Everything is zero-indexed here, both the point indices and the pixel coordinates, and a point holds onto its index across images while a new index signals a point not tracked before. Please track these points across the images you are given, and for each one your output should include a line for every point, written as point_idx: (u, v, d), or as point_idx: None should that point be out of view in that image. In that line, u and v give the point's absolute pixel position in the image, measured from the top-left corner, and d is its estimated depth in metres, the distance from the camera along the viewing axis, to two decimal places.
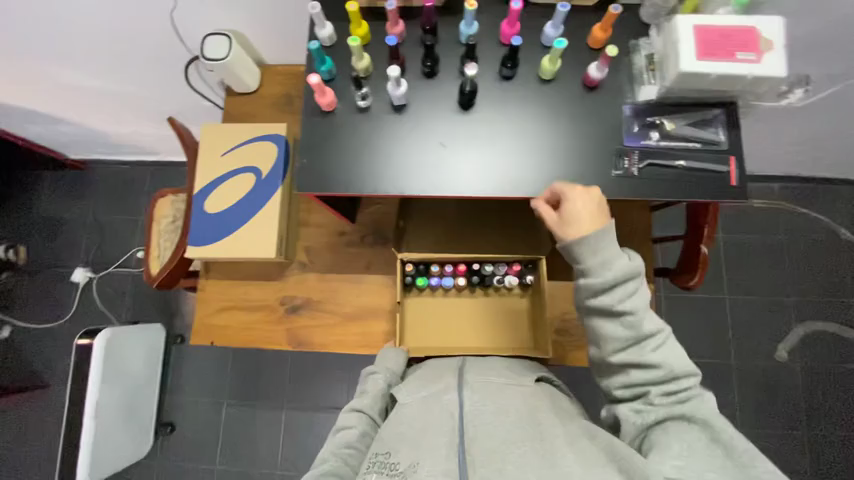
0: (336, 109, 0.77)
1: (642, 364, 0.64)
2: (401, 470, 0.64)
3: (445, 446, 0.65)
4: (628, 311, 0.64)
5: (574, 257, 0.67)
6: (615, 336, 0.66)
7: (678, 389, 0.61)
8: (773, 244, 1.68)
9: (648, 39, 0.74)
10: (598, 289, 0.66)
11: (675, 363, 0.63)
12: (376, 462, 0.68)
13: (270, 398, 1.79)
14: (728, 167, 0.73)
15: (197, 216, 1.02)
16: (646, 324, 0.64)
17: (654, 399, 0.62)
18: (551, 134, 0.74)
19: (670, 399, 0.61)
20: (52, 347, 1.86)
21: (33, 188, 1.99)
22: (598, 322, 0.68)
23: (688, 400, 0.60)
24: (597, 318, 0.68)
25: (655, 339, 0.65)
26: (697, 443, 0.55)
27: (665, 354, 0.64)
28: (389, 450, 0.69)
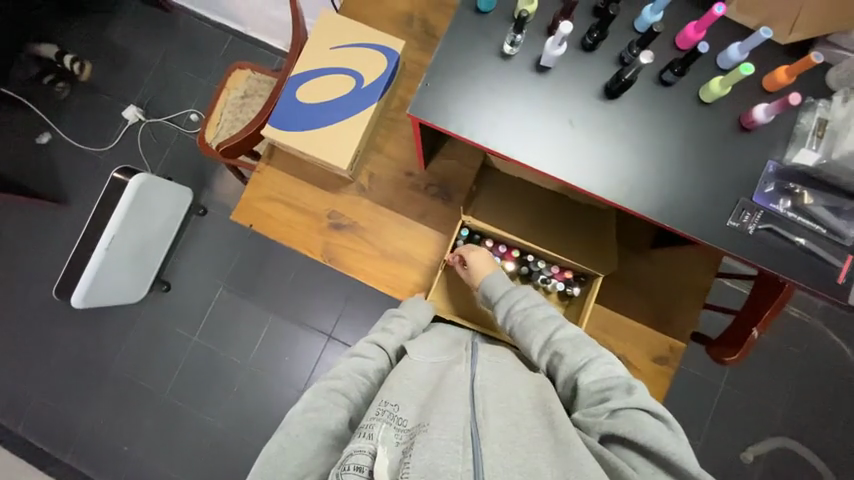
0: (478, 46, 0.73)
1: (558, 355, 0.73)
2: (410, 428, 0.61)
3: (463, 418, 0.59)
4: (525, 314, 0.79)
5: (482, 289, 0.87)
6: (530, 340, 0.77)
7: (594, 370, 0.70)
8: (791, 356, 1.67)
9: (828, 103, 0.68)
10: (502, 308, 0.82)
11: (586, 350, 0.72)
12: (383, 412, 0.63)
13: (264, 300, 1.82)
14: (843, 263, 0.68)
15: (286, 100, 1.00)
16: (543, 322, 0.77)
17: (581, 387, 0.69)
18: (681, 157, 0.70)
19: (592, 381, 0.69)
20: (84, 170, 1.88)
21: (114, 11, 1.94)
22: (516, 336, 0.79)
23: (604, 379, 0.68)
24: (523, 340, 0.78)
25: (557, 331, 0.76)
26: (629, 444, 0.62)
27: (578, 344, 0.73)
28: (397, 403, 0.65)
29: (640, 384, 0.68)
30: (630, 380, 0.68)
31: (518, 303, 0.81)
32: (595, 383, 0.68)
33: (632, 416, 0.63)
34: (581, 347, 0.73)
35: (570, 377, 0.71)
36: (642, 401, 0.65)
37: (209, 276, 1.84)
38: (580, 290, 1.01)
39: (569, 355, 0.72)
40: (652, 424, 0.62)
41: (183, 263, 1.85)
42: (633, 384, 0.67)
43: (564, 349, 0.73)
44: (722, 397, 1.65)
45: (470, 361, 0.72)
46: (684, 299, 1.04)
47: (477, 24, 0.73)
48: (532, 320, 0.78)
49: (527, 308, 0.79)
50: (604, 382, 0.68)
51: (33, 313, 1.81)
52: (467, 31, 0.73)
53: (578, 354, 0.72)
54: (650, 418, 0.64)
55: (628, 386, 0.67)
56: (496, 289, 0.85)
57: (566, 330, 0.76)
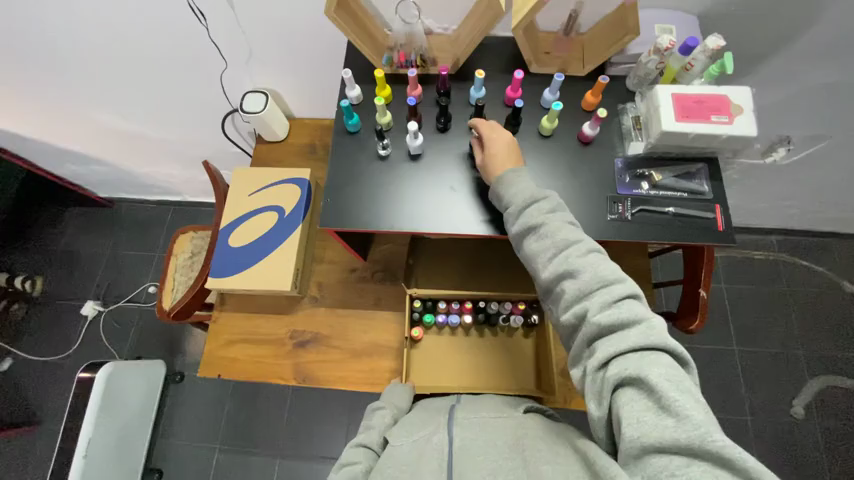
0: (359, 156, 0.88)
1: (573, 275, 0.65)
2: None
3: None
4: (541, 222, 0.70)
5: (493, 190, 0.77)
6: (541, 250, 0.70)
7: (615, 302, 0.61)
8: (775, 294, 1.72)
9: (634, 104, 0.86)
10: (515, 213, 0.73)
11: (608, 280, 0.63)
12: None
13: (266, 444, 1.71)
14: (714, 214, 0.80)
15: (221, 250, 1.09)
16: (562, 235, 0.68)
17: (592, 316, 0.61)
18: (551, 180, 0.83)
19: (609, 314, 0.60)
20: (50, 382, 1.83)
21: (57, 224, 2.08)
22: (528, 244, 0.72)
23: (626, 314, 0.59)
24: (531, 248, 0.71)
25: (576, 249, 0.66)
26: (650, 404, 0.53)
27: (597, 264, 0.64)
28: None
29: (660, 322, 0.58)
30: (650, 315, 0.59)
31: (535, 211, 0.71)
32: (608, 312, 0.60)
33: (643, 358, 0.55)
34: (599, 269, 0.64)
35: (579, 300, 0.64)
36: (659, 340, 0.56)
37: (201, 442, 1.73)
38: (539, 316, 1.07)
39: (585, 276, 0.64)
40: (664, 368, 0.54)
41: (171, 439, 1.74)
42: (651, 319, 0.58)
43: (580, 268, 0.64)
44: (739, 360, 1.64)
45: (448, 425, 0.72)
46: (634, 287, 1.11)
47: (353, 141, 0.88)
48: (550, 231, 0.69)
49: (545, 219, 0.70)
50: (617, 312, 0.60)
51: None
52: (347, 147, 0.88)
53: (594, 276, 0.63)
54: (666, 360, 0.55)
55: (644, 322, 0.58)
56: (509, 190, 0.74)
57: (585, 247, 0.67)
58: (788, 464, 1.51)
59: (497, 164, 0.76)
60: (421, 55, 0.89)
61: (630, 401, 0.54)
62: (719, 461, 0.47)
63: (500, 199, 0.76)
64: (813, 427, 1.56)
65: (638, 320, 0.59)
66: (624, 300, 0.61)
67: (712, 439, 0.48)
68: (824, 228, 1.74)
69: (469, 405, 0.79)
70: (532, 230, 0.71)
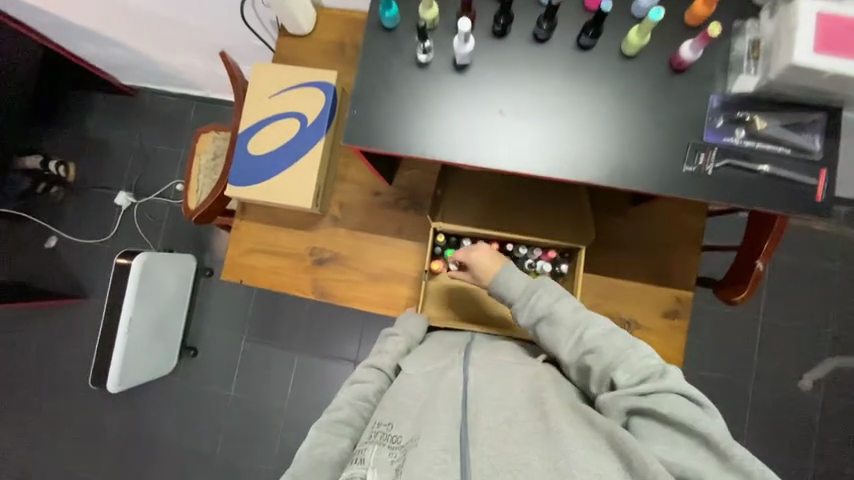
0: (395, 60, 0.74)
1: (589, 351, 0.68)
2: (403, 444, 0.63)
3: (450, 423, 0.62)
4: (547, 312, 0.74)
5: (499, 290, 0.82)
6: (557, 339, 0.72)
7: (632, 364, 0.64)
8: (829, 271, 1.58)
9: (756, 22, 0.66)
10: (525, 308, 0.77)
11: (619, 345, 0.66)
12: (377, 432, 0.66)
13: (287, 342, 1.86)
14: (817, 179, 0.65)
15: (240, 156, 1.03)
16: (569, 317, 0.72)
17: (618, 381, 0.63)
18: (622, 115, 0.69)
19: (630, 376, 0.63)
20: (94, 263, 1.98)
21: (84, 109, 2.04)
22: (542, 333, 0.75)
23: (641, 372, 0.63)
24: (549, 338, 0.73)
25: (586, 328, 0.70)
26: (676, 437, 0.58)
27: (611, 339, 0.67)
28: (391, 421, 0.67)
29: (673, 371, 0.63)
30: (663, 366, 0.63)
31: (541, 302, 0.76)
32: (624, 373, 0.64)
33: (665, 402, 0.60)
34: (613, 339, 0.67)
35: (604, 373, 0.66)
36: (675, 385, 0.60)
37: (229, 332, 1.89)
38: (569, 266, 0.99)
39: (603, 350, 0.67)
40: (684, 407, 0.59)
41: (202, 326, 1.91)
42: (664, 368, 0.62)
43: (595, 345, 0.68)
44: (766, 331, 1.58)
45: (464, 363, 0.73)
46: (681, 247, 1.01)
47: (389, 41, 0.74)
48: (558, 318, 0.73)
49: (552, 307, 0.74)
50: (637, 371, 0.63)
51: (78, 408, 1.89)
52: (383, 48, 0.74)
53: (608, 346, 0.67)
54: (685, 401, 0.60)
55: (659, 371, 0.63)
56: (515, 287, 0.80)
57: (594, 322, 0.71)
58: (784, 431, 1.53)
59: (486, 269, 0.86)
60: None
61: (657, 435, 0.58)
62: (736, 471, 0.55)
63: (504, 297, 0.81)
64: (822, 404, 1.54)
65: (653, 374, 0.63)
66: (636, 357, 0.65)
67: (728, 451, 0.55)
68: None
69: (486, 345, 0.80)
70: (544, 320, 0.75)
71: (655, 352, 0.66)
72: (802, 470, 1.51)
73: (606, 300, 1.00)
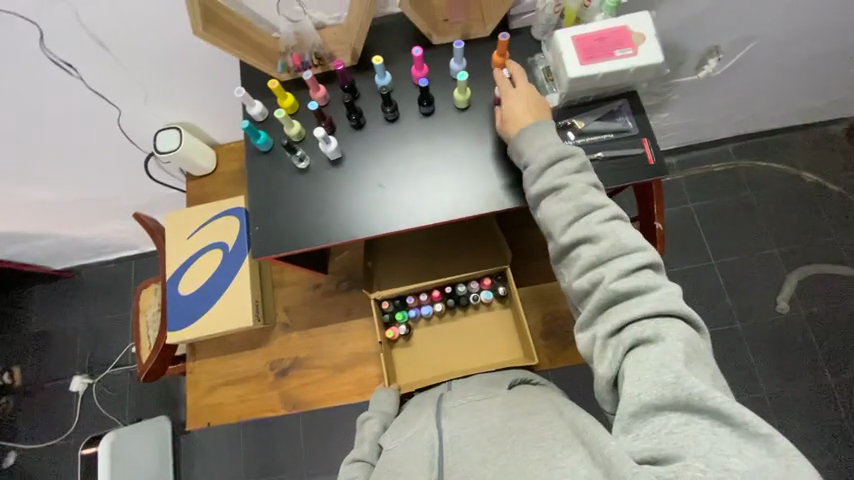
0: (280, 174, 0.84)
1: (591, 238, 0.63)
2: None
3: None
4: (565, 185, 0.66)
5: (518, 149, 0.73)
6: (561, 212, 0.66)
7: (633, 269, 0.60)
8: (741, 201, 1.75)
9: (542, 55, 0.83)
10: (538, 172, 0.69)
11: (631, 246, 0.61)
12: None
13: (289, 467, 1.71)
14: (643, 148, 0.79)
15: (173, 301, 1.06)
16: (590, 198, 0.65)
17: (608, 281, 0.60)
18: (476, 152, 0.81)
19: (625, 277, 0.60)
20: (59, 465, 1.79)
21: (19, 308, 1.99)
22: (546, 204, 0.69)
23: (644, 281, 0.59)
24: (551, 209, 0.67)
25: (601, 214, 0.64)
26: (658, 364, 0.53)
27: (619, 235, 0.62)
28: None
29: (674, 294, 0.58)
30: (664, 284, 0.59)
31: (560, 171, 0.67)
32: (624, 279, 0.60)
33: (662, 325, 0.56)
34: (620, 242, 0.62)
35: (595, 266, 0.63)
36: (669, 307, 0.57)
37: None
38: (507, 286, 1.06)
39: (605, 242, 0.62)
40: (676, 336, 0.55)
41: None
42: (665, 286, 0.58)
43: (601, 235, 0.63)
44: (719, 271, 1.69)
45: (437, 418, 0.70)
46: None
47: (269, 160, 0.84)
48: (573, 194, 0.66)
49: (572, 181, 0.66)
50: (634, 281, 0.59)
51: None
52: (266, 167, 0.84)
53: (620, 248, 0.62)
54: (677, 328, 0.56)
55: (658, 290, 0.58)
56: (534, 148, 0.70)
57: (608, 212, 0.64)
58: (781, 356, 1.58)
59: (517, 117, 0.73)
60: (315, 53, 0.85)
61: (639, 364, 0.55)
62: (717, 419, 0.49)
63: (519, 156, 0.72)
64: (799, 317, 1.62)
65: (656, 288, 0.59)
66: (645, 271, 0.60)
67: (699, 398, 0.49)
68: (773, 125, 1.76)
69: (458, 391, 0.79)
70: (555, 191, 0.68)
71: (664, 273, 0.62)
72: (815, 386, 1.54)
73: (553, 304, 1.05)
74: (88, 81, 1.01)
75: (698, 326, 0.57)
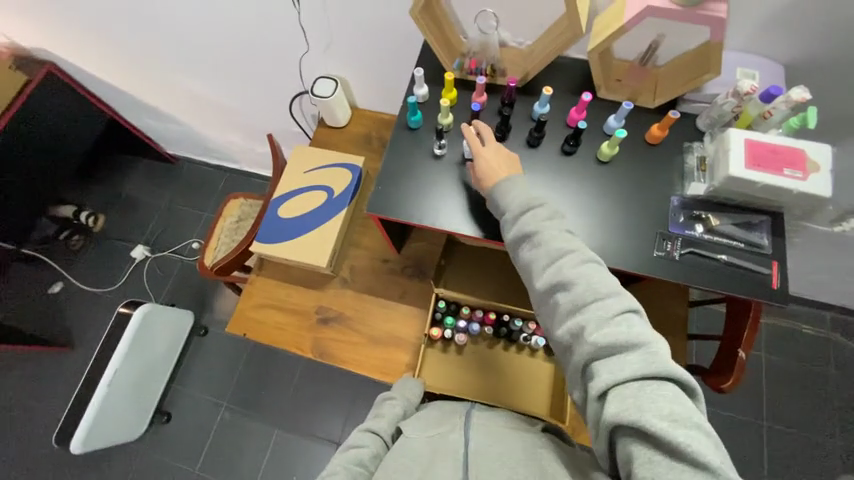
0: (416, 152, 0.91)
1: (569, 294, 0.63)
2: None
3: None
4: (534, 232, 0.69)
5: (494, 199, 0.76)
6: (537, 268, 0.68)
7: (614, 329, 0.57)
8: (822, 376, 1.58)
9: (701, 145, 0.85)
10: (511, 223, 0.72)
11: (599, 295, 0.61)
12: None
13: (269, 410, 1.76)
14: (770, 270, 0.76)
15: (270, 218, 1.17)
16: (558, 251, 0.66)
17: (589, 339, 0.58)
18: (600, 204, 0.83)
19: (606, 340, 0.57)
20: (93, 311, 1.98)
21: (126, 171, 2.27)
22: (524, 255, 0.70)
23: (625, 343, 0.56)
24: (529, 257, 0.69)
25: (573, 268, 0.64)
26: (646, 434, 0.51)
27: (589, 276, 0.63)
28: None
29: (662, 345, 0.56)
30: (649, 338, 0.56)
31: (532, 220, 0.70)
32: (604, 331, 0.58)
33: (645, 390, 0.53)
34: (595, 289, 0.61)
35: (574, 317, 0.62)
36: (659, 369, 0.53)
37: (211, 396, 1.80)
38: None
39: (584, 299, 0.61)
40: (669, 399, 0.51)
41: (183, 387, 1.82)
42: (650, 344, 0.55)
43: (575, 289, 0.62)
44: (768, 435, 1.52)
45: (465, 428, 0.73)
46: (666, 332, 1.07)
47: (412, 136, 0.93)
48: (543, 242, 0.68)
49: (540, 230, 0.68)
50: (620, 338, 0.57)
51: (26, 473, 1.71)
52: (406, 142, 0.92)
53: (591, 296, 0.61)
54: (661, 387, 0.53)
55: (644, 346, 0.55)
56: (510, 201, 0.73)
57: (583, 263, 0.64)
58: None
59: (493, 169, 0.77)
60: (492, 65, 0.93)
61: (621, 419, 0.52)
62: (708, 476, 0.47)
63: (495, 204, 0.76)
64: None
65: (634, 343, 0.56)
66: (623, 322, 0.58)
67: (691, 452, 0.47)
68: None
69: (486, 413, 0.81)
70: (529, 240, 0.70)
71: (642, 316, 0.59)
72: None
73: None
74: (303, 21, 1.12)
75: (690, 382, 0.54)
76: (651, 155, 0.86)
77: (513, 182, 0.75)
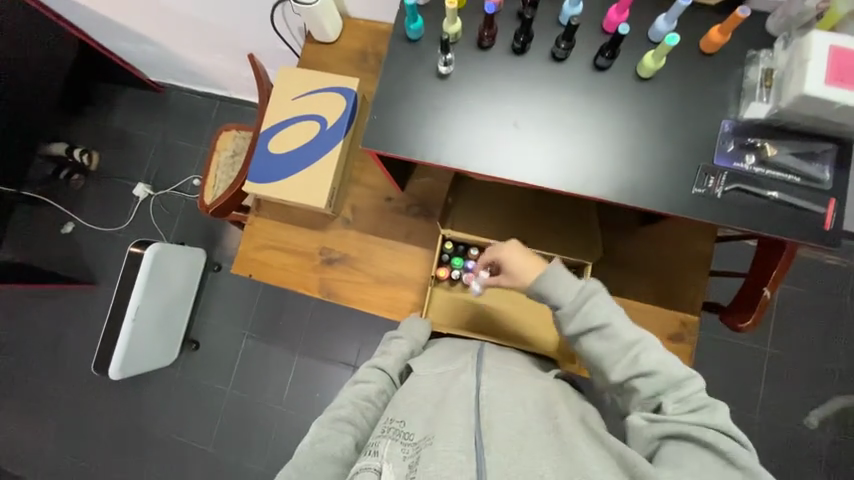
0: (417, 71, 0.77)
1: (643, 373, 0.65)
2: (416, 441, 0.62)
3: (465, 424, 0.61)
4: (603, 324, 0.68)
5: (541, 293, 0.74)
6: (604, 352, 0.68)
7: (690, 398, 0.62)
8: (839, 307, 1.55)
9: (770, 52, 0.68)
10: (567, 316, 0.71)
11: (672, 368, 0.64)
12: (389, 428, 0.66)
13: (287, 340, 1.85)
14: (826, 208, 0.66)
15: (260, 154, 1.07)
16: (626, 333, 0.67)
17: (668, 407, 0.62)
18: (636, 132, 0.71)
19: (684, 407, 0.61)
20: (107, 250, 2.01)
21: (111, 102, 2.11)
22: (586, 344, 0.70)
23: (700, 408, 0.60)
24: (593, 346, 0.69)
25: (643, 348, 0.66)
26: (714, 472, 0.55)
27: (664, 359, 0.65)
28: (403, 419, 0.67)
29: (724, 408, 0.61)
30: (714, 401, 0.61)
31: (594, 311, 0.69)
32: (679, 396, 0.62)
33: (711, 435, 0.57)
34: (668, 367, 0.64)
35: (650, 398, 0.64)
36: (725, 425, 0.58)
37: (231, 328, 1.89)
38: None
39: (661, 376, 0.64)
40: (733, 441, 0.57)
41: (205, 319, 1.91)
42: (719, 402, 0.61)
43: (652, 369, 0.64)
44: (772, 363, 1.54)
45: (477, 370, 0.72)
46: (687, 269, 1.01)
47: (413, 51, 0.77)
48: (613, 332, 0.67)
49: (607, 319, 0.68)
50: (689, 397, 0.62)
51: (78, 392, 1.91)
52: (407, 59, 0.77)
53: (666, 372, 0.64)
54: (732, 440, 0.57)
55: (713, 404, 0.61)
56: (564, 292, 0.71)
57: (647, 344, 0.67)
58: (789, 468, 1.48)
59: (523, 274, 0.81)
60: None
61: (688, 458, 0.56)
62: None
63: (545, 297, 0.73)
64: (828, 444, 1.49)
65: (703, 407, 0.61)
66: (691, 393, 0.62)
67: None
68: None
69: (496, 355, 0.80)
70: (595, 332, 0.69)
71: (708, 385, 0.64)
72: None
73: None
74: None
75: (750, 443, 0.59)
76: (704, 68, 0.70)
77: (558, 277, 0.73)
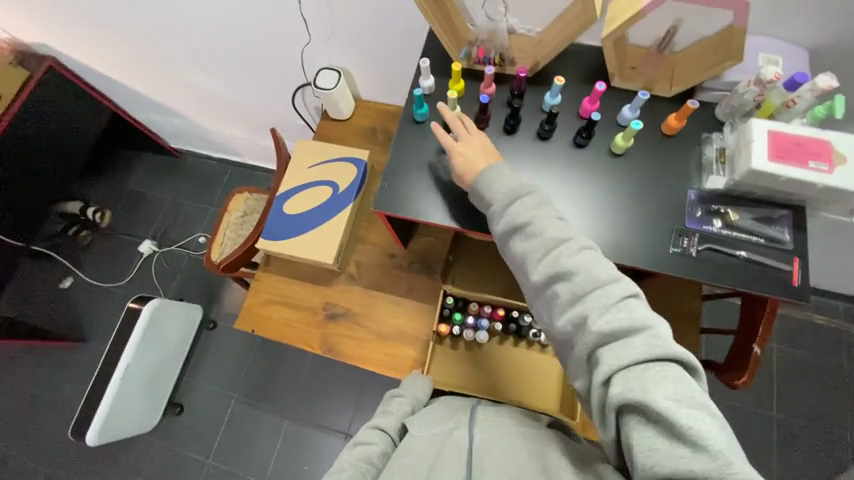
0: (420, 146, 0.89)
1: (566, 275, 0.60)
2: None
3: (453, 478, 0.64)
4: (527, 222, 0.66)
5: (479, 189, 0.73)
6: (530, 253, 0.64)
7: (621, 317, 0.55)
8: (837, 369, 1.55)
9: (721, 135, 0.81)
10: (505, 220, 0.68)
11: (594, 275, 0.58)
12: None
13: (278, 403, 1.77)
14: (791, 267, 0.74)
15: (275, 214, 1.16)
16: (551, 232, 0.63)
17: (592, 321, 0.56)
18: (613, 198, 0.80)
19: (611, 323, 0.54)
20: (103, 306, 2.01)
21: (131, 165, 2.26)
22: (515, 246, 0.67)
23: (632, 329, 0.54)
24: (520, 247, 0.67)
25: (569, 249, 0.62)
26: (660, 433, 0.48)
27: (588, 263, 0.60)
28: None
29: (663, 326, 0.54)
30: (650, 322, 0.54)
31: (522, 209, 0.67)
32: (609, 317, 0.55)
33: (652, 378, 0.50)
34: (592, 271, 0.59)
35: (575, 305, 0.59)
36: (664, 353, 0.51)
37: (220, 389, 1.82)
38: None
39: (580, 278, 0.59)
40: (670, 380, 0.49)
41: (194, 380, 1.84)
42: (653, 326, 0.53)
43: (572, 269, 0.60)
44: (781, 429, 1.50)
45: (470, 425, 0.73)
46: (679, 326, 1.05)
47: (417, 129, 0.90)
48: (536, 230, 0.64)
49: (531, 217, 0.65)
50: (621, 321, 0.54)
51: (45, 463, 1.76)
52: (412, 136, 0.90)
53: (587, 276, 0.59)
54: (671, 371, 0.50)
55: (647, 329, 0.53)
56: (500, 192, 0.70)
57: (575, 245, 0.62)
58: None
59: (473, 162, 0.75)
60: (500, 54, 0.89)
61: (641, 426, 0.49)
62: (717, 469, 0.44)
63: (481, 197, 0.73)
64: None
65: (636, 328, 0.54)
66: (622, 307, 0.55)
67: (709, 446, 0.45)
68: None
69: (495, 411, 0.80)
70: (521, 231, 0.66)
71: (641, 296, 0.57)
72: None
73: None
74: (305, 12, 1.09)
75: (693, 364, 0.52)
76: (667, 147, 0.83)
77: (498, 173, 0.72)
